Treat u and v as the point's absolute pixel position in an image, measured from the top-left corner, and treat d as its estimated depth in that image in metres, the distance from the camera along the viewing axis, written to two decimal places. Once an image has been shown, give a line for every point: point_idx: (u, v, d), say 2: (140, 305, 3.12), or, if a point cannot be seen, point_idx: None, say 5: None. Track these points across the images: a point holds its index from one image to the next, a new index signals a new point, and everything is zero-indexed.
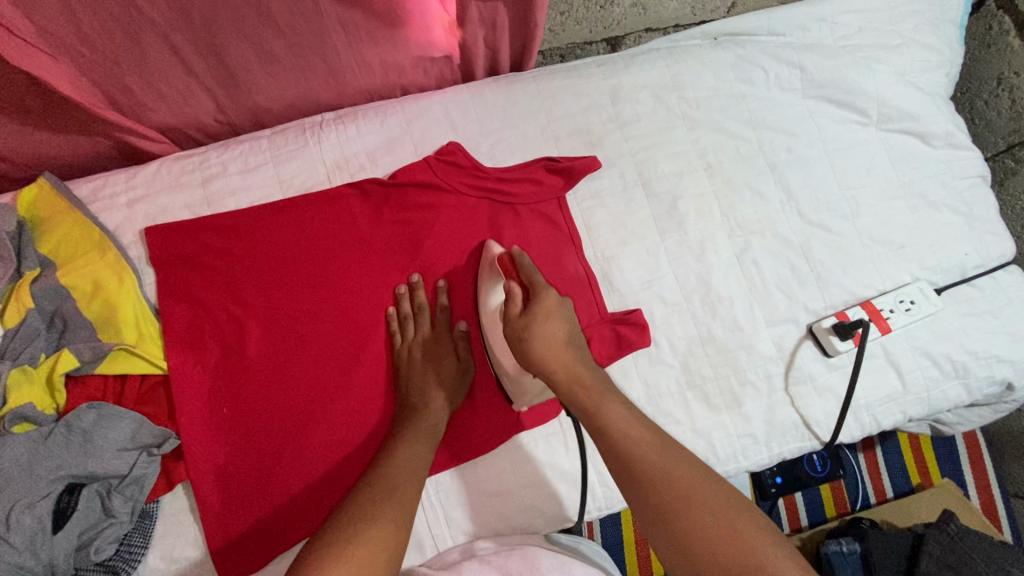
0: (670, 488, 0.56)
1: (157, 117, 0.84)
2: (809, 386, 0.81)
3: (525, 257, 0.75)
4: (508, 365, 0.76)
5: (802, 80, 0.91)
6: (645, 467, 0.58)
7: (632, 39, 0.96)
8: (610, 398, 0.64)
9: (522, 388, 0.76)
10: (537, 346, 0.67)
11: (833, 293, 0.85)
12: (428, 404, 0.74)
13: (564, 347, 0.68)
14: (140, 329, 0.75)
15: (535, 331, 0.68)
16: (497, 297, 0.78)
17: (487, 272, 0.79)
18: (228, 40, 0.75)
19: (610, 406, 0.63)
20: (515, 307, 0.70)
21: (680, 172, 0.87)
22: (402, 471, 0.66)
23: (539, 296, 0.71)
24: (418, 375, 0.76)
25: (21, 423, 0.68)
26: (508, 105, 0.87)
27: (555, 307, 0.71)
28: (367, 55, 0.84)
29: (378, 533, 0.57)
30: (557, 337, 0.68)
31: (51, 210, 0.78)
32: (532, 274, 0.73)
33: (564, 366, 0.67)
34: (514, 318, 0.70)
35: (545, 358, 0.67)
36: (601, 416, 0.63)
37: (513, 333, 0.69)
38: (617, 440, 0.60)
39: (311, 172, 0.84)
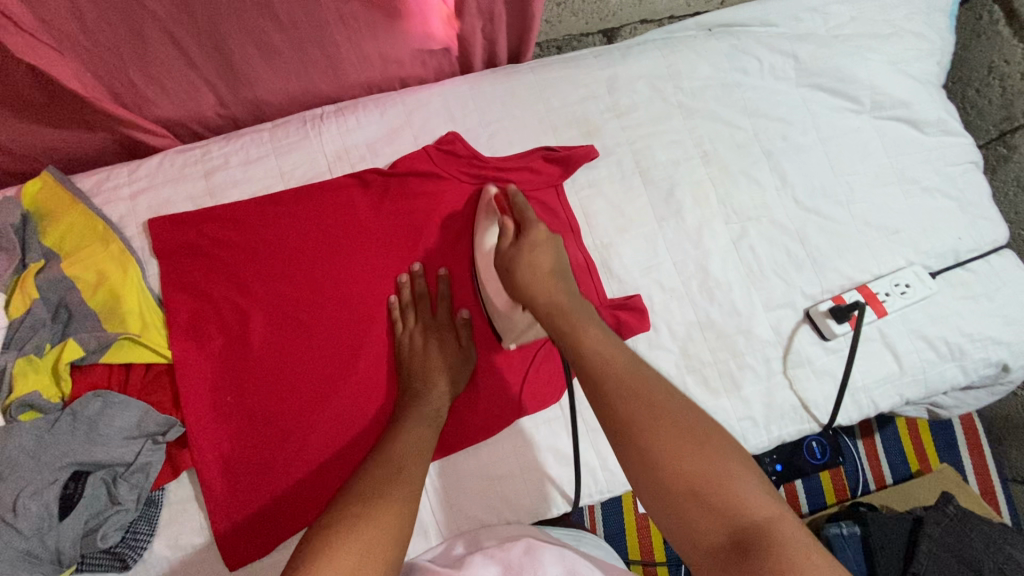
0: (642, 405, 0.48)
1: (159, 111, 0.85)
2: (807, 370, 0.82)
3: (520, 195, 0.75)
4: (500, 301, 0.76)
5: (796, 69, 0.92)
6: (618, 380, 0.51)
7: (627, 31, 0.98)
8: (589, 323, 0.59)
9: (512, 323, 0.77)
10: (523, 275, 0.67)
11: (829, 277, 0.86)
12: (430, 389, 0.75)
13: (549, 277, 0.66)
14: (144, 318, 0.76)
15: (523, 261, 0.68)
16: (492, 236, 0.78)
17: (483, 214, 0.80)
18: (230, 34, 0.76)
19: (588, 329, 0.58)
20: (508, 239, 0.72)
21: (677, 160, 0.88)
22: (406, 452, 0.65)
23: (528, 231, 0.71)
24: (421, 361, 0.77)
25: (27, 412, 0.70)
26: (506, 96, 0.88)
27: (545, 240, 0.70)
28: (366, 48, 0.85)
29: (385, 511, 0.55)
30: (544, 264, 0.67)
31: (54, 203, 0.79)
32: (525, 210, 0.74)
33: (547, 292, 0.65)
34: (505, 250, 0.71)
35: (528, 283, 0.66)
36: (577, 337, 0.58)
37: (504, 261, 0.70)
38: (593, 358, 0.54)
39: (313, 163, 0.85)
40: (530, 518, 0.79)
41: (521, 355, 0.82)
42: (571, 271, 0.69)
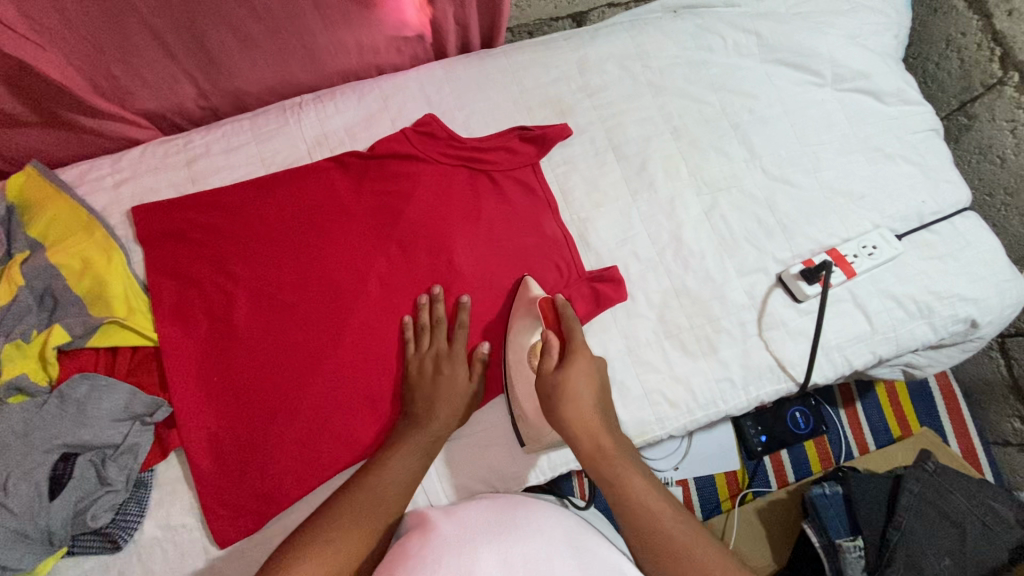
0: (688, 565, 0.60)
1: (141, 103, 0.86)
2: (781, 331, 0.84)
3: (569, 307, 0.76)
4: (529, 408, 0.77)
5: (759, 45, 0.96)
6: (662, 537, 0.62)
7: (596, 15, 1.02)
8: (629, 463, 0.66)
9: (539, 433, 0.77)
10: (569, 409, 0.67)
11: (799, 242, 0.88)
12: (429, 422, 0.75)
13: (592, 414, 0.68)
14: (128, 302, 0.77)
15: (566, 394, 0.68)
16: (531, 339, 0.78)
17: (524, 309, 0.80)
18: (208, 25, 0.78)
19: (631, 477, 0.65)
20: (551, 361, 0.71)
21: (649, 136, 0.91)
22: (393, 484, 0.71)
23: (574, 355, 0.71)
24: (426, 389, 0.77)
25: (16, 396, 0.71)
26: (480, 79, 0.91)
27: (590, 371, 0.70)
28: (343, 37, 0.88)
29: (349, 542, 0.65)
30: (585, 403, 0.68)
31: (37, 193, 0.80)
32: (573, 327, 0.74)
33: (591, 433, 0.67)
34: (547, 374, 0.70)
35: (572, 419, 0.67)
36: (622, 481, 0.65)
37: (545, 388, 0.69)
38: (641, 510, 0.64)
39: (293, 149, 0.87)
40: (517, 484, 0.82)
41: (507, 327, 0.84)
42: (609, 400, 0.72)
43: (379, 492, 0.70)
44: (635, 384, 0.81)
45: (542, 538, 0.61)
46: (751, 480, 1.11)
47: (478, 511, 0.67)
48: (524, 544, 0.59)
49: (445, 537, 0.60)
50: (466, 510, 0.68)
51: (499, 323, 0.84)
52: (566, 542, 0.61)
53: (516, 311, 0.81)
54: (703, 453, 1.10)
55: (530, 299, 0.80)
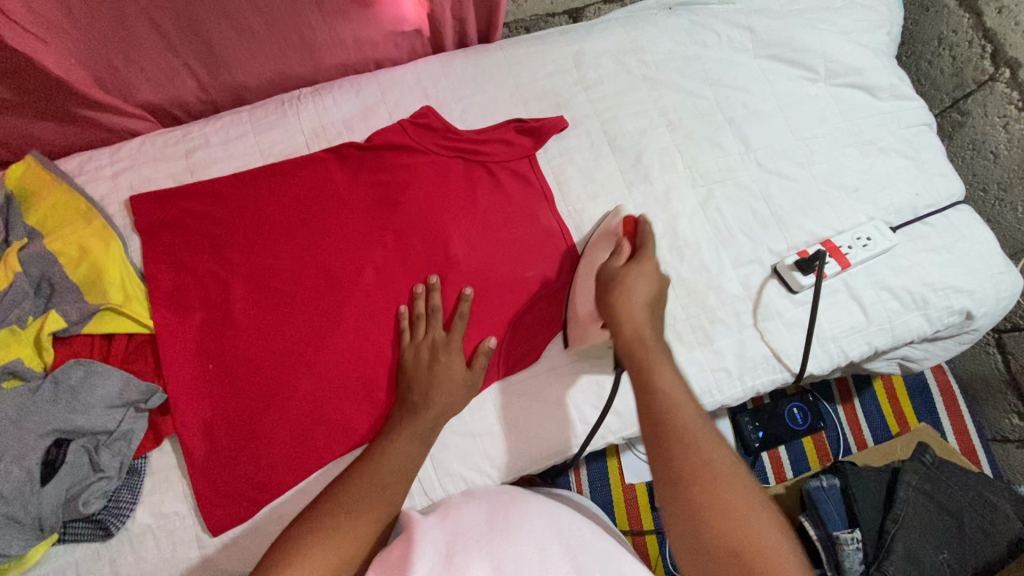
0: (700, 460, 0.57)
1: (140, 95, 0.87)
2: (777, 321, 0.84)
3: (648, 226, 0.76)
4: (583, 311, 0.81)
5: (753, 41, 0.97)
6: (680, 434, 0.58)
7: (591, 12, 1.03)
8: (663, 358, 0.65)
9: (585, 334, 0.81)
10: (619, 296, 0.70)
11: (794, 234, 0.89)
12: (427, 410, 0.74)
13: (642, 308, 0.69)
14: (125, 289, 0.77)
15: (623, 285, 0.70)
16: (603, 254, 0.81)
17: (607, 236, 0.82)
18: (209, 19, 0.80)
19: (662, 369, 0.64)
20: (619, 259, 0.74)
21: (644, 129, 0.92)
22: (394, 475, 0.69)
23: (641, 258, 0.73)
24: (424, 376, 0.76)
25: (9, 379, 0.70)
26: (477, 73, 0.92)
27: (649, 271, 0.72)
28: (341, 32, 0.89)
29: (356, 532, 0.64)
30: (641, 293, 0.70)
31: (35, 182, 0.81)
32: (647, 240, 0.75)
33: (635, 323, 0.68)
34: (611, 266, 0.74)
35: (620, 302, 0.69)
36: (651, 374, 0.63)
37: (607, 274, 0.73)
38: (663, 400, 0.61)
39: (291, 140, 0.88)
40: (512, 474, 0.82)
41: (505, 316, 0.84)
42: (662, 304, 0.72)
43: (381, 476, 0.68)
44: None
45: (535, 546, 0.58)
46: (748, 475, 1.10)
47: (465, 513, 0.65)
48: (517, 555, 0.56)
49: (433, 545, 0.58)
50: (459, 514, 0.65)
51: (497, 312, 0.83)
52: (559, 547, 0.59)
53: (597, 235, 0.84)
54: None
55: (613, 228, 0.82)
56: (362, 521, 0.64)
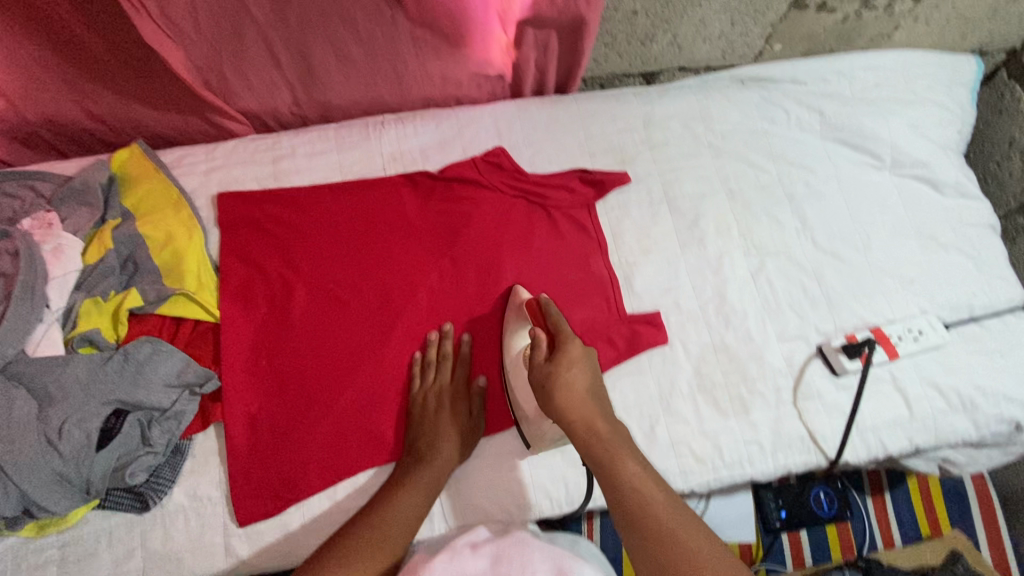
0: (671, 541, 0.58)
1: (242, 102, 0.94)
2: (816, 403, 0.84)
3: (553, 306, 0.78)
4: (529, 407, 0.78)
5: (821, 123, 1.00)
6: (651, 521, 0.60)
7: (666, 77, 1.04)
8: (626, 453, 0.64)
9: (541, 431, 0.77)
10: (560, 397, 0.67)
11: (843, 317, 0.89)
12: (433, 458, 0.75)
13: (586, 402, 0.67)
14: (200, 278, 0.83)
15: (557, 382, 0.68)
16: (520, 340, 0.81)
17: (514, 316, 0.83)
18: (316, 42, 0.87)
19: (626, 461, 0.63)
20: (541, 353, 0.72)
21: (704, 194, 0.94)
22: (398, 523, 0.70)
23: (564, 345, 0.72)
24: (430, 424, 0.78)
25: (86, 347, 0.76)
26: (550, 121, 0.97)
27: (580, 357, 0.71)
28: (431, 68, 0.95)
29: None
30: (579, 386, 0.68)
31: (139, 169, 0.89)
32: (560, 321, 0.76)
33: (583, 417, 0.66)
34: (539, 363, 0.71)
35: (563, 405, 0.67)
36: (617, 476, 0.62)
37: (537, 378, 0.70)
38: (635, 502, 0.61)
39: (370, 161, 0.94)
40: (533, 514, 0.80)
41: None
42: (605, 389, 0.71)
43: (384, 527, 0.69)
44: (663, 432, 0.81)
45: None
46: (765, 554, 1.07)
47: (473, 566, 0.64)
48: None
49: None
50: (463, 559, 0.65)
51: None
52: None
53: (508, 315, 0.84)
54: (721, 519, 1.06)
55: (515, 314, 0.83)
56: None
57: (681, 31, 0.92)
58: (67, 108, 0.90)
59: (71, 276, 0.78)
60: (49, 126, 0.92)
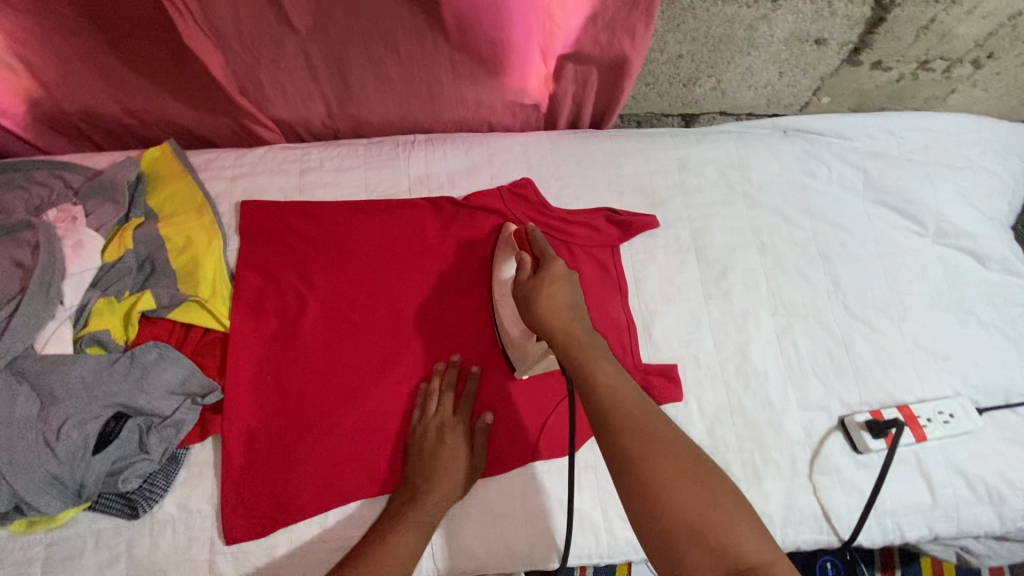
0: (645, 433, 0.56)
1: (275, 110, 0.94)
2: (833, 479, 0.80)
3: (540, 234, 0.77)
4: (514, 331, 0.80)
5: (864, 182, 0.96)
6: (624, 414, 0.57)
7: (705, 119, 1.01)
8: (601, 356, 0.63)
9: (526, 353, 0.79)
10: (542, 305, 0.67)
11: (870, 389, 0.85)
12: (430, 494, 0.73)
13: (565, 311, 0.66)
14: (214, 286, 0.82)
15: (540, 292, 0.68)
16: (509, 269, 0.83)
17: (502, 248, 0.84)
18: (354, 57, 0.86)
19: (601, 361, 0.61)
20: (526, 272, 0.71)
21: (734, 246, 0.91)
22: (394, 563, 0.66)
23: (548, 262, 0.71)
24: (430, 457, 0.75)
25: (95, 347, 0.75)
26: (582, 156, 0.94)
27: (562, 274, 0.69)
28: (466, 92, 0.94)
29: None
30: (562, 299, 0.67)
31: (166, 169, 0.89)
32: (544, 246, 0.75)
33: (563, 324, 0.66)
34: (523, 279, 0.70)
35: (546, 312, 0.66)
36: (593, 374, 0.60)
37: (523, 292, 0.69)
38: (605, 395, 0.59)
39: (396, 181, 0.93)
40: (524, 564, 0.77)
41: (553, 396, 0.82)
42: (586, 306, 0.70)
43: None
44: None
45: None
46: None
47: None
48: None
49: None
50: None
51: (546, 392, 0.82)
52: None
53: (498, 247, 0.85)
54: None
55: (505, 242, 0.84)
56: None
57: (726, 77, 0.89)
58: (105, 101, 0.91)
59: (87, 274, 0.77)
60: (85, 117, 0.93)
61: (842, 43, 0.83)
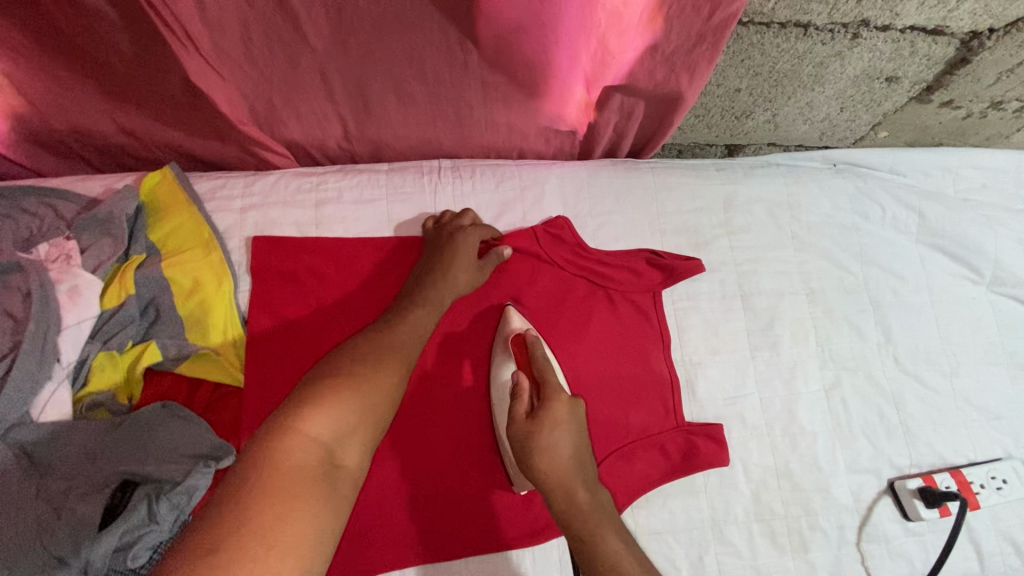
0: None
1: (287, 132, 0.84)
2: (881, 547, 0.76)
3: (541, 347, 0.73)
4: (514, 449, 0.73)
5: (919, 224, 0.90)
6: None
7: (751, 150, 0.94)
8: (607, 527, 0.65)
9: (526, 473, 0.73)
10: (542, 462, 0.66)
11: (921, 451, 0.81)
12: (447, 272, 0.75)
13: (567, 467, 0.66)
14: (225, 335, 0.76)
15: (542, 445, 0.66)
16: (507, 374, 0.75)
17: (500, 348, 0.76)
18: (376, 79, 0.77)
19: (607, 538, 0.64)
20: (523, 408, 0.68)
21: (782, 292, 0.85)
22: (413, 332, 0.67)
23: (549, 399, 0.68)
24: (447, 249, 0.77)
25: (98, 411, 0.71)
26: (622, 191, 0.87)
27: (566, 418, 0.68)
28: (498, 116, 0.84)
29: (385, 383, 0.59)
30: (563, 451, 0.67)
31: (168, 197, 0.81)
32: (546, 370, 0.71)
33: (564, 484, 0.66)
34: (518, 419, 0.67)
35: (545, 470, 0.66)
36: (597, 551, 0.63)
37: (518, 436, 0.67)
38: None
39: (421, 216, 0.86)
40: None
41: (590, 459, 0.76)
42: (588, 448, 0.70)
43: (399, 335, 0.65)
44: (711, 562, 0.74)
45: None
46: None
47: None
48: None
49: None
50: None
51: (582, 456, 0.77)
52: None
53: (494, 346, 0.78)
54: None
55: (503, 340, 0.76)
56: (387, 375, 0.60)
57: (783, 110, 0.82)
58: (99, 120, 0.81)
59: (85, 325, 0.70)
60: (76, 136, 0.84)
61: (915, 81, 0.76)
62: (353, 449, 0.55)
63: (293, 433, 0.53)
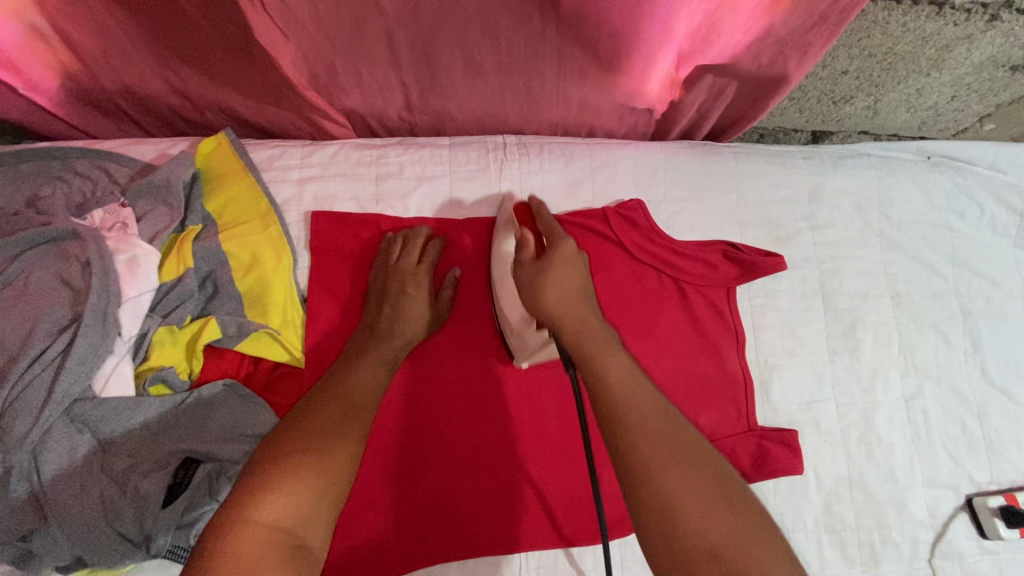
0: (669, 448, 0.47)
1: (346, 100, 0.79)
2: (955, 565, 0.74)
3: (546, 210, 0.71)
4: (513, 315, 0.71)
5: (1017, 227, 0.84)
6: (631, 404, 0.49)
7: (838, 137, 0.87)
8: (617, 347, 0.55)
9: (525, 342, 0.70)
10: (549, 293, 0.61)
11: (1002, 468, 0.77)
12: (398, 327, 0.70)
13: (576, 299, 0.60)
14: (285, 314, 0.73)
15: (545, 276, 0.62)
16: (509, 246, 0.74)
17: (505, 223, 0.75)
18: (447, 47, 0.70)
19: (612, 351, 0.54)
20: (528, 252, 0.65)
21: (866, 294, 0.80)
22: (367, 393, 0.61)
23: (556, 242, 0.65)
24: (392, 300, 0.72)
25: (159, 385, 0.69)
26: (701, 177, 0.82)
27: (574, 256, 0.64)
28: (571, 92, 0.78)
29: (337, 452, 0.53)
30: (572, 282, 0.62)
31: (224, 166, 0.77)
32: (550, 222, 0.68)
33: (571, 308, 0.59)
34: (525, 261, 0.64)
35: (552, 300, 0.60)
36: (601, 367, 0.52)
37: (524, 276, 0.64)
38: (614, 391, 0.50)
39: (485, 196, 0.81)
40: None
41: None
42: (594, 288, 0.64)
43: (356, 398, 0.60)
44: None
45: None
46: None
47: None
48: None
49: None
50: None
51: None
52: None
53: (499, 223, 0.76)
54: None
55: (505, 214, 0.76)
56: (346, 441, 0.54)
57: (887, 97, 0.75)
58: (151, 79, 0.77)
59: (145, 297, 0.67)
60: (126, 95, 0.79)
61: None
62: (318, 528, 0.49)
63: (243, 521, 0.46)
